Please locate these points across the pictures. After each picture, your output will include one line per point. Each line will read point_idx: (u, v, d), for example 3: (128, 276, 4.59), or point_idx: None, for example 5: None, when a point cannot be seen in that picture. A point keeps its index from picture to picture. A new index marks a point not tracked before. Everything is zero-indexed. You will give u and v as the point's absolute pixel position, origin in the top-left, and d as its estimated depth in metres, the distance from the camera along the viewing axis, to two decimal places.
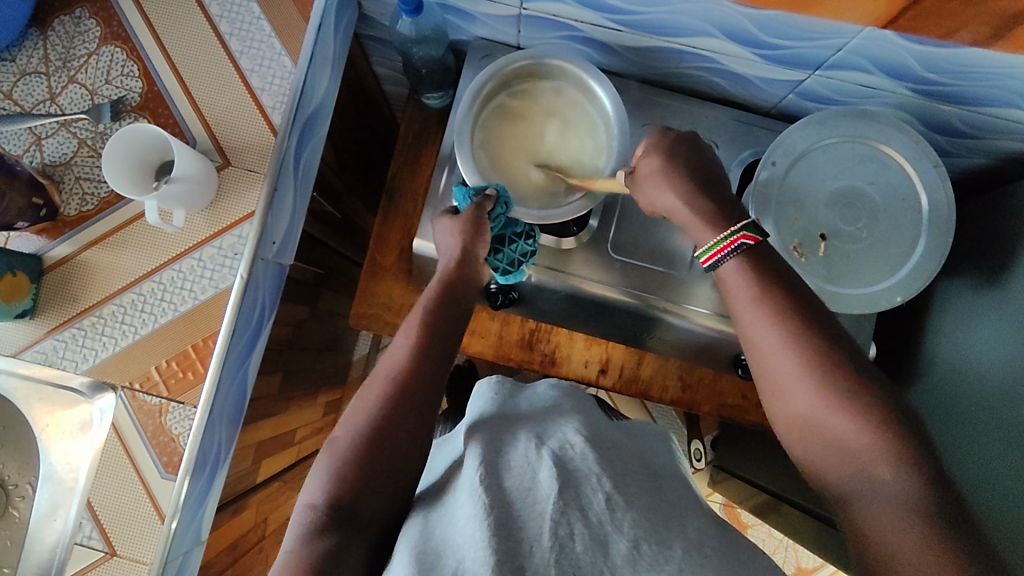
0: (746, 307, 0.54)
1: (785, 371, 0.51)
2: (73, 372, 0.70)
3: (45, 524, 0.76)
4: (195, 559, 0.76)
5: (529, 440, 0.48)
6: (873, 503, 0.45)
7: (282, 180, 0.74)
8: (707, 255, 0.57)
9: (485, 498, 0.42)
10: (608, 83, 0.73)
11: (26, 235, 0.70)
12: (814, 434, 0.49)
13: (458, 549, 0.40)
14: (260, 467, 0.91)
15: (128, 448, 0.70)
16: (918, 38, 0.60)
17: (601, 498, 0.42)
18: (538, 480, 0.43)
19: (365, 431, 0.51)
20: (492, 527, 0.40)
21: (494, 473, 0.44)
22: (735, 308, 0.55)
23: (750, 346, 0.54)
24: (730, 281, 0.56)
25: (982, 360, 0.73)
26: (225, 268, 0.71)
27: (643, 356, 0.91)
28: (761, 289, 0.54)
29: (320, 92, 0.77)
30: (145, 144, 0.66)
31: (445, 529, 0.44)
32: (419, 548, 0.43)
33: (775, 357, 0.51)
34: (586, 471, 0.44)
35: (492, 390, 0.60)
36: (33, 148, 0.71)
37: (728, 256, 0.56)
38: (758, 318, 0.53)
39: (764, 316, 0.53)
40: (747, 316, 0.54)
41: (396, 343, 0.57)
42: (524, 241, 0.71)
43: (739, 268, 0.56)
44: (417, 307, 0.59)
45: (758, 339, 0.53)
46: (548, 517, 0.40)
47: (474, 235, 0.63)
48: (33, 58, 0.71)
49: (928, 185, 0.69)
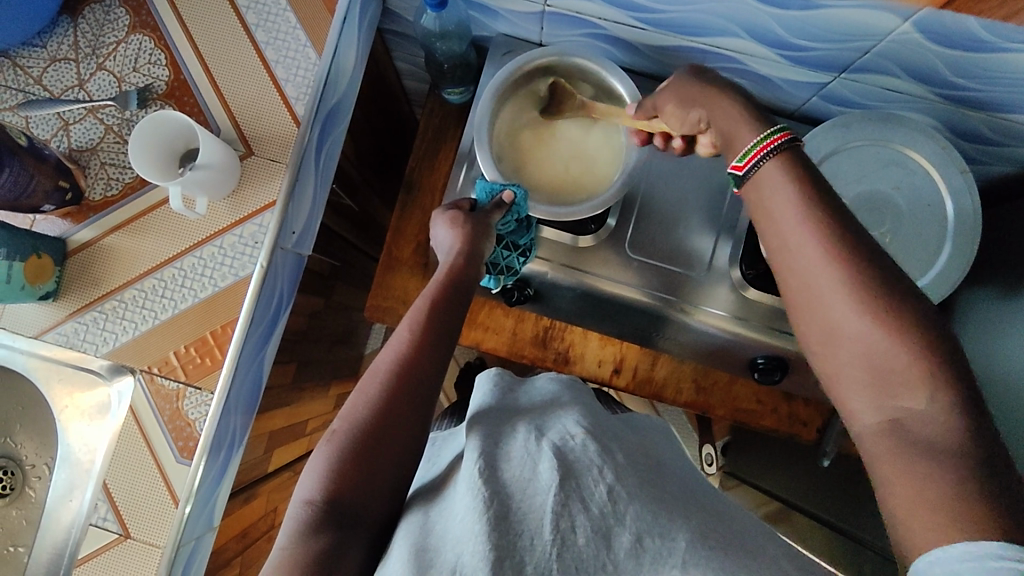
0: (783, 204, 0.44)
1: (823, 283, 0.41)
2: (93, 354, 0.71)
3: (61, 504, 0.78)
4: (206, 546, 0.76)
5: (528, 432, 0.46)
6: None
7: (303, 170, 0.74)
8: (747, 157, 0.47)
9: (484, 493, 0.40)
10: (629, 82, 0.72)
11: (52, 218, 0.71)
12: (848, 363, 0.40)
13: (457, 544, 0.38)
14: (272, 456, 0.92)
15: (145, 432, 0.70)
16: (948, 41, 0.59)
17: (603, 490, 0.41)
18: (538, 471, 0.41)
19: (364, 424, 0.49)
20: (491, 522, 0.38)
21: (493, 466, 0.43)
22: (770, 212, 0.45)
23: (783, 256, 0.43)
24: (767, 185, 0.45)
25: (1007, 369, 0.71)
26: (245, 256, 0.71)
27: (658, 358, 0.90)
28: (800, 190, 0.43)
29: (343, 84, 0.77)
30: (172, 132, 0.67)
31: (446, 524, 0.41)
32: (419, 546, 0.41)
33: (814, 261, 0.41)
34: (588, 462, 0.43)
35: (493, 384, 0.59)
36: (60, 133, 0.72)
37: (764, 160, 0.46)
38: (796, 223, 0.42)
39: (803, 222, 0.42)
40: (784, 223, 0.43)
41: (396, 335, 0.55)
42: (515, 255, 0.74)
43: (781, 170, 0.45)
44: (420, 299, 0.58)
45: (797, 252, 0.42)
46: (549, 509, 0.39)
47: (478, 237, 0.63)
48: (63, 45, 0.72)
49: (955, 193, 0.68)
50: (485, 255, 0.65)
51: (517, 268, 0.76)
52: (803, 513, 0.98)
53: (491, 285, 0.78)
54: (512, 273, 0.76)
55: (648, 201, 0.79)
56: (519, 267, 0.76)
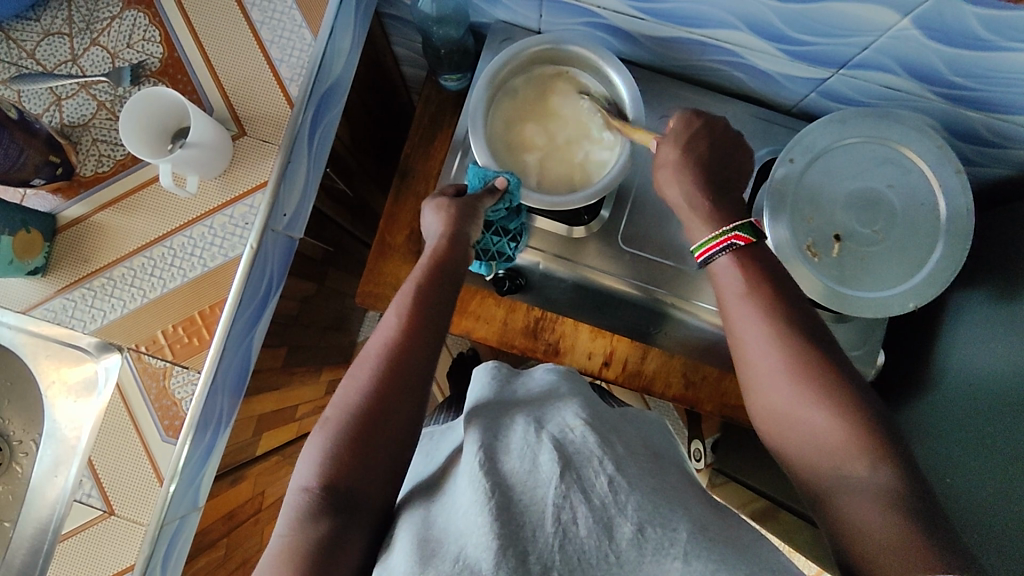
0: (734, 300, 0.55)
1: (765, 364, 0.52)
2: (81, 331, 0.70)
3: (47, 480, 0.78)
4: (191, 524, 0.76)
5: (528, 424, 0.45)
6: (848, 494, 0.46)
7: (295, 152, 0.74)
8: (702, 250, 0.59)
9: (485, 485, 0.40)
10: (625, 71, 0.71)
11: (42, 194, 0.71)
12: (789, 427, 0.50)
13: (460, 536, 0.39)
14: (261, 439, 0.92)
15: (132, 410, 0.70)
16: (948, 38, 0.58)
17: (604, 481, 0.40)
18: (539, 463, 0.41)
19: (356, 409, 0.49)
20: (494, 514, 0.38)
21: (492, 458, 0.43)
22: (724, 300, 0.56)
23: (735, 337, 0.55)
24: (723, 275, 0.57)
25: (995, 371, 0.71)
26: (236, 236, 0.71)
27: (648, 350, 0.89)
28: (749, 285, 0.55)
29: (338, 67, 0.77)
30: (164, 109, 0.67)
31: (448, 515, 0.42)
32: (421, 537, 0.41)
33: (755, 348, 0.53)
34: (588, 454, 0.42)
35: (492, 376, 0.59)
36: (52, 108, 0.71)
37: (719, 253, 0.57)
38: (741, 310, 0.54)
39: (749, 312, 0.54)
40: (735, 312, 0.55)
41: (386, 320, 0.55)
42: (506, 241, 0.74)
43: (735, 263, 0.56)
44: (407, 284, 0.58)
45: (742, 333, 0.54)
46: (551, 501, 0.39)
47: (466, 220, 0.63)
48: (57, 19, 0.72)
49: (948, 192, 0.68)
50: (473, 238, 0.65)
51: (508, 253, 0.76)
52: (784, 509, 0.97)
53: (484, 270, 0.78)
54: (506, 258, 0.76)
55: (642, 192, 0.78)
56: (511, 253, 0.76)
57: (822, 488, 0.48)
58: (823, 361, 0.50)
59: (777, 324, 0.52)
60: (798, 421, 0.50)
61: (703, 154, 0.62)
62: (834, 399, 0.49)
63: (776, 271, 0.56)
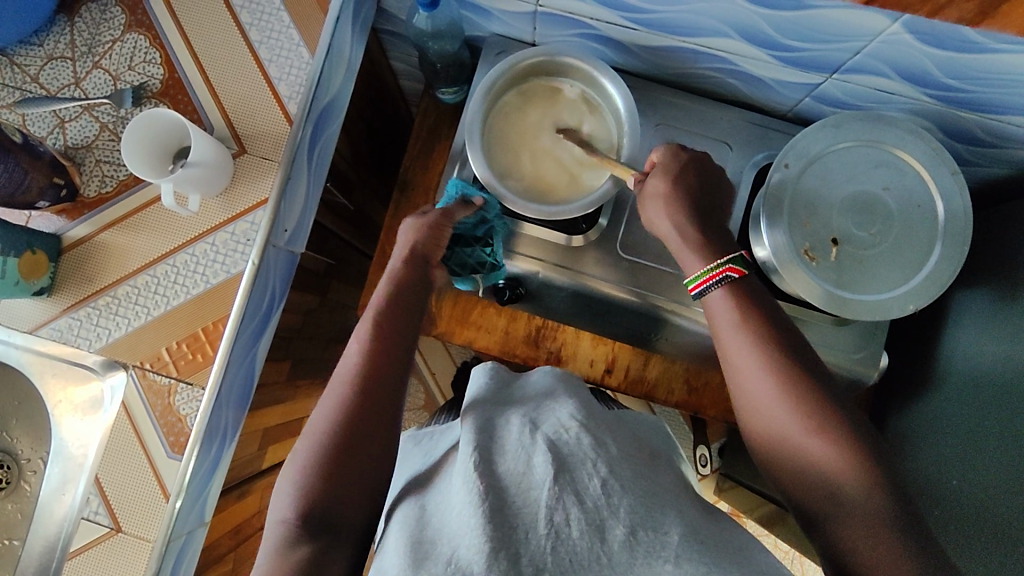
0: (728, 330, 0.56)
1: (760, 392, 0.52)
2: (87, 350, 0.71)
3: (55, 498, 0.79)
4: (198, 538, 0.77)
5: (523, 423, 0.46)
6: (847, 518, 0.47)
7: (295, 169, 0.75)
8: (696, 283, 0.59)
9: (479, 486, 0.40)
10: (620, 82, 0.72)
11: (48, 215, 0.72)
12: (786, 452, 0.51)
13: (452, 537, 0.39)
14: (267, 453, 0.93)
15: (138, 427, 0.71)
16: (939, 41, 0.59)
17: (598, 483, 0.40)
18: (533, 465, 0.41)
19: (329, 438, 0.49)
20: (487, 515, 0.38)
21: (488, 459, 0.43)
22: (718, 331, 0.57)
23: (730, 365, 0.55)
24: (716, 306, 0.57)
25: (998, 370, 0.70)
26: (237, 253, 0.72)
27: (649, 358, 0.91)
28: (744, 316, 0.55)
29: (336, 84, 0.78)
30: (165, 130, 0.68)
31: (442, 517, 0.42)
32: (414, 537, 0.41)
33: (747, 376, 0.53)
34: (582, 456, 0.42)
35: (488, 377, 0.59)
36: (56, 131, 0.72)
37: (712, 286, 0.58)
38: (736, 341, 0.55)
39: (744, 342, 0.54)
40: (729, 340, 0.55)
41: (350, 349, 0.55)
42: (479, 249, 0.77)
43: (729, 293, 0.57)
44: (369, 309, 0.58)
45: (738, 361, 0.54)
46: (544, 503, 0.39)
47: (430, 239, 0.64)
48: (59, 43, 0.73)
49: (946, 193, 0.68)
50: (438, 256, 0.66)
51: (489, 261, 0.78)
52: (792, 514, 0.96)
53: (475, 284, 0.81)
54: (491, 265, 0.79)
55: None
56: (494, 259, 0.78)
57: (822, 513, 0.49)
58: (811, 386, 0.51)
59: (771, 352, 0.53)
60: (795, 446, 0.50)
61: (694, 187, 0.63)
62: (828, 425, 0.49)
63: (768, 301, 0.57)
